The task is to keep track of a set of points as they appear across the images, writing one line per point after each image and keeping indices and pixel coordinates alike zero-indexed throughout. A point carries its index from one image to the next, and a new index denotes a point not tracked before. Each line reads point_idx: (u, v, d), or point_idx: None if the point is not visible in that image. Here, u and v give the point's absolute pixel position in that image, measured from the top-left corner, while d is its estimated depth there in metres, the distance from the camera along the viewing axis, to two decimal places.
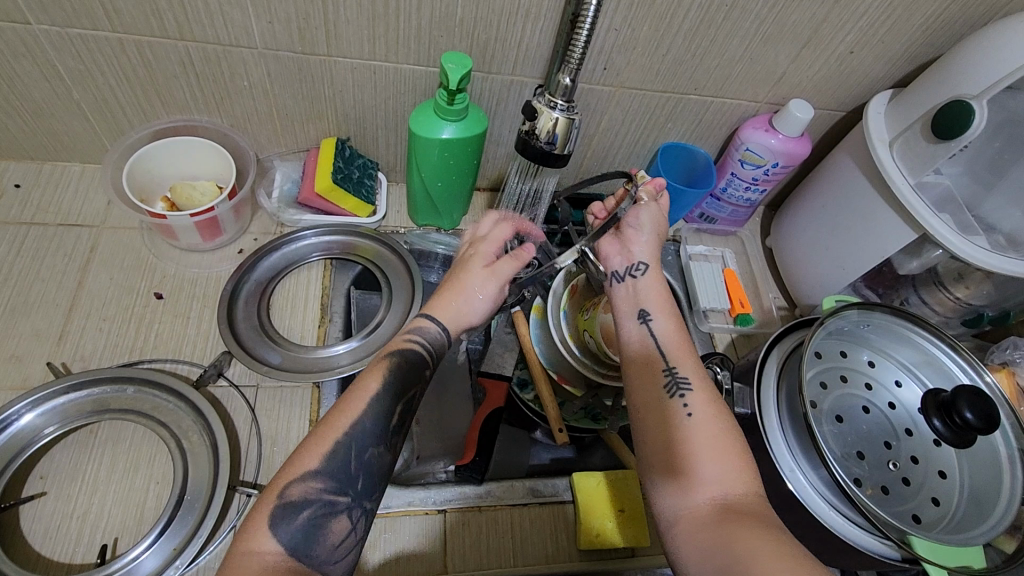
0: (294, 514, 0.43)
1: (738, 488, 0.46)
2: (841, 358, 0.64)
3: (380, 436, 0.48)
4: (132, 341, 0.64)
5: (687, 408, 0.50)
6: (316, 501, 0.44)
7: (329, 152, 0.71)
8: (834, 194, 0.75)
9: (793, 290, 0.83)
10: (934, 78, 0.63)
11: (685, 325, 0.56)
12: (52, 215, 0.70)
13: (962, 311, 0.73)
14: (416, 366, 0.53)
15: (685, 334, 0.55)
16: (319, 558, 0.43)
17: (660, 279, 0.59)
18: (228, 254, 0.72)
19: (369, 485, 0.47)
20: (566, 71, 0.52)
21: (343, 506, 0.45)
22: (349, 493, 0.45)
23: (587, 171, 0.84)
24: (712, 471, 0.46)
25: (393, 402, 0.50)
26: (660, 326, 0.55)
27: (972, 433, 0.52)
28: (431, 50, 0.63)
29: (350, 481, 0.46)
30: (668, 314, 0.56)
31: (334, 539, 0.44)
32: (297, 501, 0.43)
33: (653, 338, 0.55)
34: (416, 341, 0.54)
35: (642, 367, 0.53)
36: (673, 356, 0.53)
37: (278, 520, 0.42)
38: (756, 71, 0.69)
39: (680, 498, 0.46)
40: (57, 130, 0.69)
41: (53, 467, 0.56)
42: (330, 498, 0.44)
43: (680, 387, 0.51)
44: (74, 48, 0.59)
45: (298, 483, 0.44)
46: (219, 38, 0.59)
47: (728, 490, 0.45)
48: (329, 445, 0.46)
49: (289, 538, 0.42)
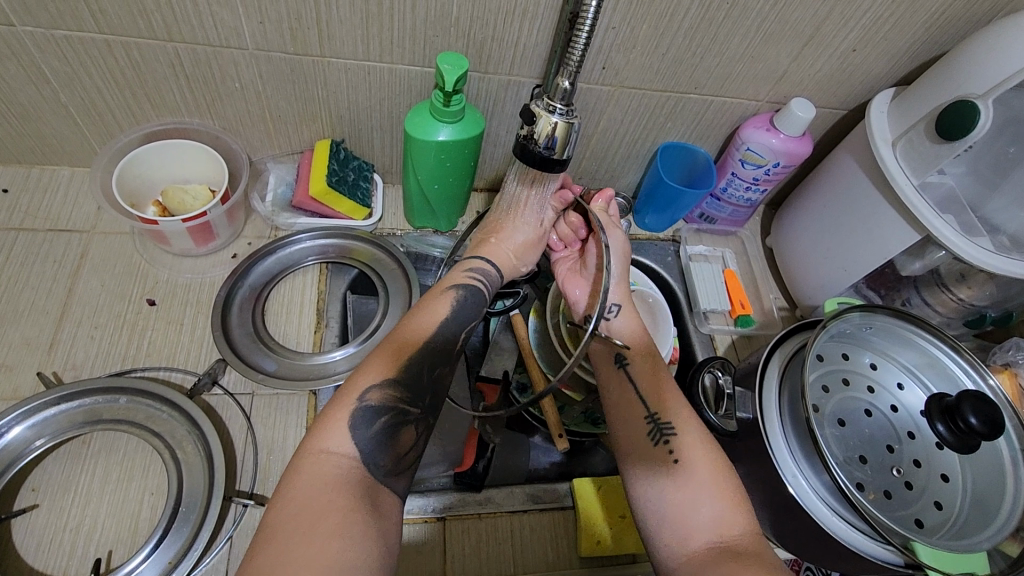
0: (372, 419, 0.46)
1: (734, 530, 0.49)
2: (842, 361, 0.63)
3: (446, 360, 0.52)
4: (124, 349, 0.63)
5: (673, 455, 0.53)
6: (393, 409, 0.47)
7: (323, 154, 0.70)
8: (836, 194, 0.74)
9: (794, 290, 0.82)
10: (938, 77, 0.62)
11: (660, 367, 0.61)
12: (41, 220, 0.69)
13: (964, 312, 0.72)
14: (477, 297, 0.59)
15: (661, 377, 0.60)
16: (385, 468, 0.46)
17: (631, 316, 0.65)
18: (222, 259, 0.71)
19: (434, 402, 0.50)
20: (565, 74, 0.51)
21: (414, 418, 0.48)
22: (419, 407, 0.49)
23: (585, 171, 0.83)
24: (709, 515, 0.50)
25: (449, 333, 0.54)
26: (637, 370, 0.60)
27: (975, 438, 0.51)
28: (427, 51, 0.61)
29: (420, 396, 0.49)
30: (643, 358, 0.61)
31: (399, 451, 0.47)
32: (376, 407, 0.47)
33: (631, 383, 0.59)
34: (476, 276, 0.61)
35: (627, 414, 0.57)
36: (655, 403, 0.57)
37: (356, 424, 0.46)
38: (757, 69, 0.68)
39: (680, 544, 0.49)
40: (45, 134, 0.67)
41: (45, 479, 0.55)
42: (404, 409, 0.48)
43: (663, 433, 0.55)
44: (60, 50, 0.57)
45: (377, 389, 0.47)
46: (209, 39, 0.58)
47: (721, 533, 0.49)
48: (402, 361, 0.50)
49: (364, 445, 0.45)
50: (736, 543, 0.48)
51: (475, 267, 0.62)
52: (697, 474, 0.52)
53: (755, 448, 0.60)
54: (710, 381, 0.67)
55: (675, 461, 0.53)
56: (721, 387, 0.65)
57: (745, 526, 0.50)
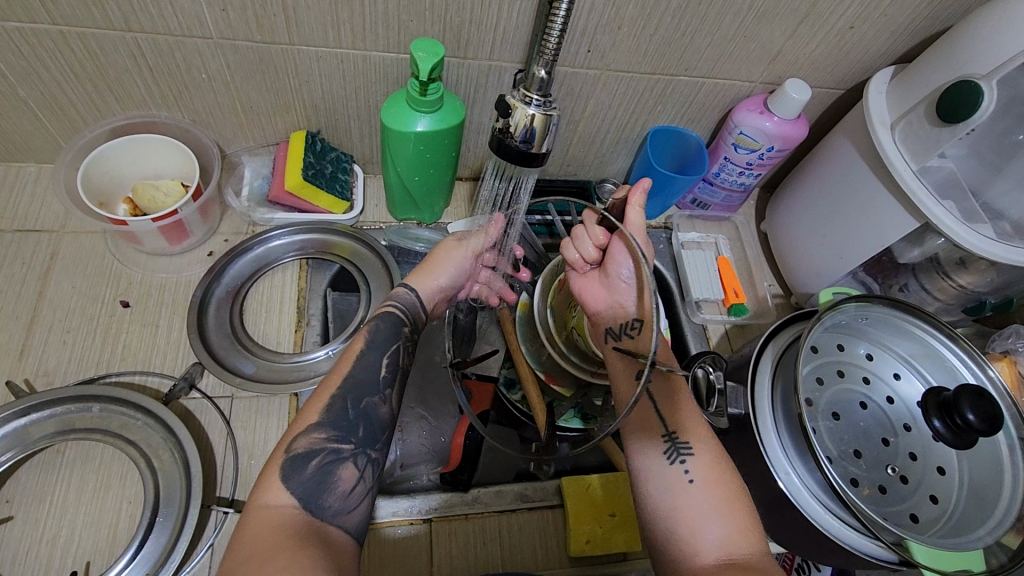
0: (304, 464, 0.46)
1: (742, 548, 0.48)
2: (838, 352, 0.61)
3: (374, 389, 0.52)
4: (98, 353, 0.61)
5: (688, 474, 0.52)
6: (323, 450, 0.47)
7: (298, 146, 0.68)
8: (833, 178, 0.71)
9: (789, 278, 0.80)
10: (942, 54, 0.59)
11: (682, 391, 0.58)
12: (8, 220, 0.67)
13: (964, 298, 0.70)
14: (395, 322, 0.57)
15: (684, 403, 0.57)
16: (331, 508, 0.45)
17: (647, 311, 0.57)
18: (198, 257, 0.69)
19: (371, 432, 0.50)
20: (541, 63, 0.48)
21: (349, 454, 0.48)
22: (353, 440, 0.49)
23: (574, 157, 0.80)
24: (710, 538, 0.49)
25: (382, 355, 0.54)
26: (655, 388, 0.57)
27: (972, 434, 0.50)
28: (401, 36, 0.58)
29: (351, 430, 0.49)
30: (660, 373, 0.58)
31: (344, 488, 0.47)
32: (306, 452, 0.47)
33: (650, 401, 0.56)
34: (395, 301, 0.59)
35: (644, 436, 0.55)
36: (674, 423, 0.55)
37: (289, 473, 0.46)
38: (750, 50, 0.65)
39: None
40: (7, 130, 0.65)
41: (19, 490, 0.54)
42: (335, 447, 0.48)
43: (681, 452, 0.53)
44: (13, 43, 0.54)
45: (305, 436, 0.48)
46: (169, 28, 0.55)
47: (728, 551, 0.48)
48: (327, 401, 0.50)
49: (301, 491, 0.45)
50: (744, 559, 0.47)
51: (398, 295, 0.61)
52: (709, 499, 0.51)
53: (748, 445, 0.58)
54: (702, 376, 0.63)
55: (689, 481, 0.52)
56: (712, 380, 0.61)
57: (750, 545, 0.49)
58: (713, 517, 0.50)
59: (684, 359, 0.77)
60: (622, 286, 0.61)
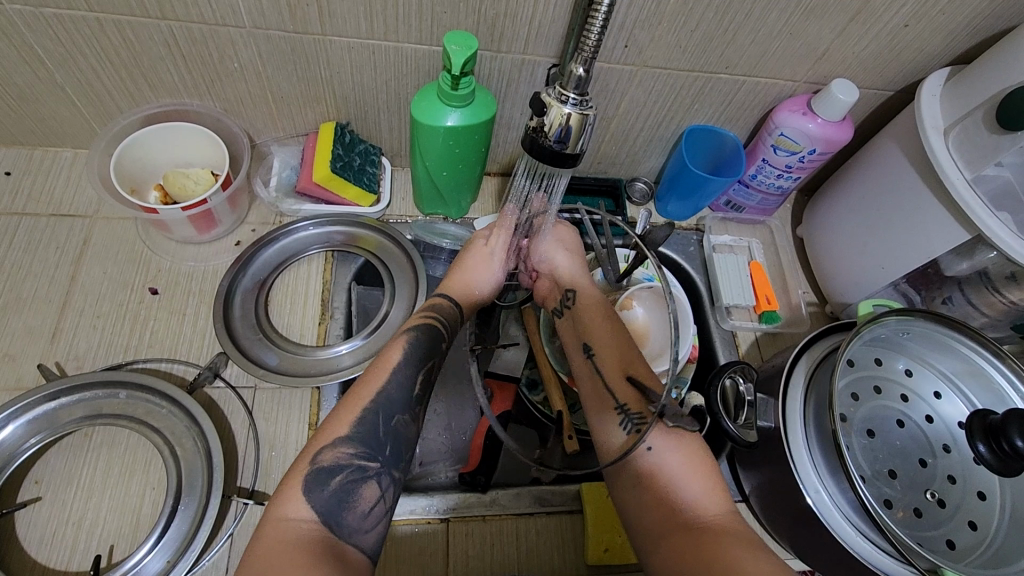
0: (327, 478, 0.45)
1: (714, 510, 0.47)
2: (875, 366, 0.58)
3: (405, 405, 0.51)
4: (126, 339, 0.62)
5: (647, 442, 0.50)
6: (348, 467, 0.46)
7: (328, 138, 0.67)
8: (878, 184, 0.68)
9: (824, 285, 0.77)
10: (1007, 54, 0.55)
11: (632, 349, 0.57)
12: (44, 205, 0.68)
13: (1014, 315, 0.65)
14: (434, 337, 0.55)
15: (632, 359, 0.56)
16: (348, 526, 0.44)
17: (593, 298, 0.62)
18: (225, 247, 0.69)
19: (396, 451, 0.49)
20: (580, 60, 0.46)
21: (374, 472, 0.47)
22: (378, 459, 0.48)
23: (605, 155, 0.78)
24: (688, 500, 0.47)
25: (416, 369, 0.52)
26: (602, 361, 0.57)
27: (1019, 463, 0.47)
28: (434, 29, 0.57)
29: (379, 447, 0.48)
30: (610, 346, 0.57)
31: (364, 508, 0.45)
32: (330, 467, 0.46)
33: (598, 374, 0.57)
34: (434, 314, 0.57)
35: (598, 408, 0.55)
36: (622, 393, 0.54)
37: (311, 486, 0.45)
38: (796, 48, 0.62)
39: (655, 539, 0.46)
40: (44, 114, 0.65)
41: (48, 472, 0.55)
42: (361, 464, 0.47)
43: (634, 423, 0.52)
44: (50, 29, 0.54)
45: (330, 449, 0.47)
46: (203, 17, 0.54)
47: (697, 512, 0.46)
48: (357, 414, 0.49)
49: (322, 505, 0.44)
50: (714, 523, 0.46)
51: (435, 305, 0.59)
52: (672, 465, 0.49)
53: (777, 461, 0.56)
54: (730, 386, 0.58)
55: (648, 448, 0.49)
56: (742, 393, 0.57)
57: (725, 508, 0.47)
58: (685, 478, 0.48)
59: (711, 366, 0.75)
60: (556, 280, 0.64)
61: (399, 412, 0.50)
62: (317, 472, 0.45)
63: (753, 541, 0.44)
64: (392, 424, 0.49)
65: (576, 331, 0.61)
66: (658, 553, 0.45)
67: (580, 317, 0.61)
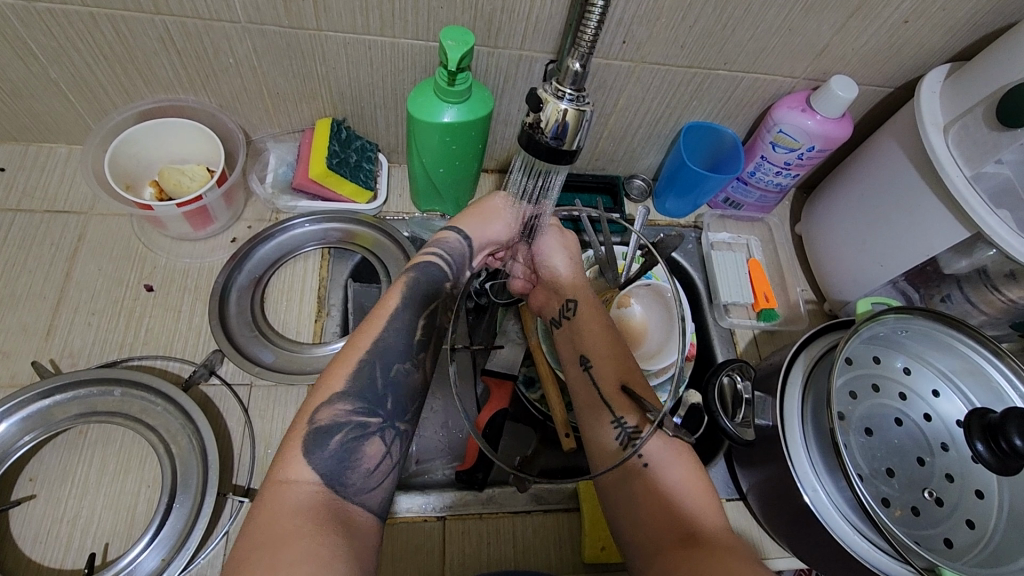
0: (327, 439, 0.45)
1: (710, 524, 0.47)
2: (873, 365, 0.58)
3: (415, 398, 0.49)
4: (121, 336, 0.62)
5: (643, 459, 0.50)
6: (348, 424, 0.46)
7: (324, 134, 0.67)
8: (877, 181, 0.68)
9: (823, 283, 0.77)
10: (1008, 51, 0.55)
11: (630, 363, 0.57)
12: (38, 201, 0.68)
13: (1013, 313, 0.65)
14: (436, 278, 0.55)
15: (629, 373, 0.56)
16: (354, 487, 0.44)
17: (591, 308, 0.62)
18: (221, 243, 0.69)
19: (399, 406, 0.48)
20: (576, 55, 0.46)
21: (375, 429, 0.46)
22: (380, 415, 0.47)
23: (603, 152, 0.78)
24: (684, 512, 0.48)
25: (416, 315, 0.52)
26: (598, 372, 0.57)
27: (1018, 461, 0.46)
28: (430, 24, 0.56)
29: (380, 402, 0.47)
30: (607, 358, 0.57)
31: (368, 466, 0.45)
32: (330, 427, 0.45)
33: (593, 386, 0.56)
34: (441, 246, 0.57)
35: (591, 416, 0.55)
36: (618, 406, 0.54)
37: (312, 447, 0.44)
38: (795, 44, 0.62)
39: (651, 548, 0.47)
40: (38, 110, 0.65)
41: (42, 469, 0.55)
42: (361, 422, 0.46)
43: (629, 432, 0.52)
44: (43, 24, 0.54)
45: (328, 409, 0.46)
46: (197, 12, 0.54)
47: (694, 525, 0.47)
48: (354, 367, 0.48)
49: (324, 467, 0.44)
50: (710, 536, 0.46)
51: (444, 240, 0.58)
52: (669, 480, 0.49)
53: (774, 459, 0.56)
54: (729, 383, 0.58)
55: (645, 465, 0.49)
56: (740, 391, 0.58)
57: (722, 522, 0.48)
58: (682, 491, 0.49)
59: (709, 364, 0.75)
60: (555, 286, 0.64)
61: (400, 361, 0.49)
62: (317, 434, 0.45)
63: (747, 555, 0.44)
64: (392, 374, 0.49)
65: (571, 339, 0.60)
66: (653, 565, 0.46)
67: (576, 326, 0.61)
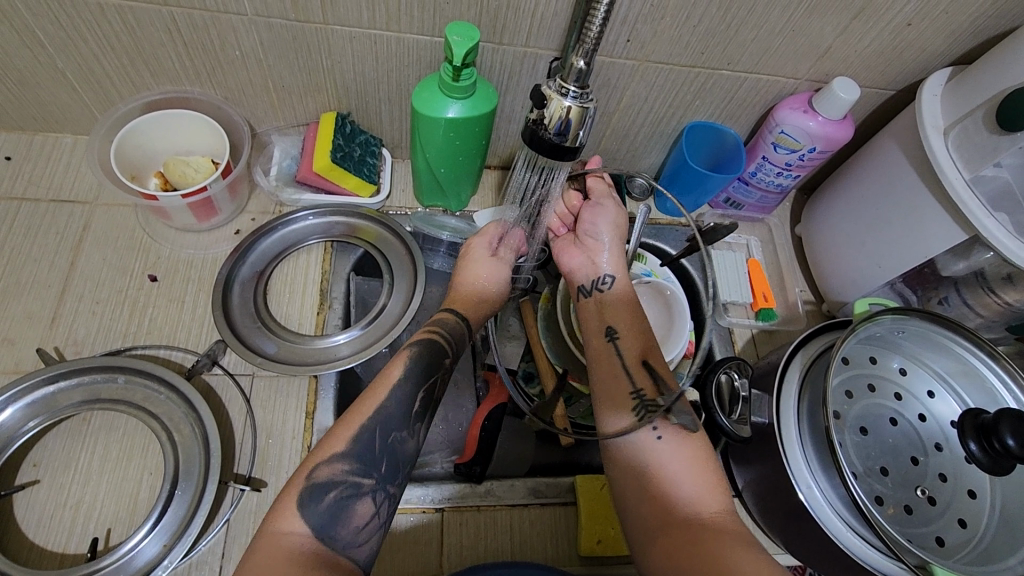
0: (321, 494, 0.45)
1: (713, 507, 0.47)
2: (870, 365, 0.58)
3: (403, 423, 0.50)
4: (126, 326, 0.63)
5: (655, 432, 0.51)
6: (343, 482, 0.46)
7: (328, 127, 0.67)
8: (877, 183, 0.68)
9: (822, 284, 0.78)
10: (1008, 56, 0.55)
11: (653, 342, 0.58)
12: (44, 189, 0.68)
13: (1009, 316, 0.65)
14: (437, 354, 0.55)
15: (651, 351, 0.56)
16: (343, 540, 0.45)
17: (625, 288, 0.62)
18: (224, 235, 0.70)
19: (393, 468, 0.49)
20: (581, 52, 0.46)
21: (368, 489, 0.47)
22: (373, 476, 0.48)
23: (606, 150, 0.79)
24: (689, 494, 0.48)
25: (416, 386, 0.52)
26: (622, 345, 0.57)
27: (1010, 461, 0.47)
28: (437, 20, 0.57)
29: (373, 464, 0.48)
30: (633, 335, 0.58)
31: (358, 522, 0.46)
32: (325, 482, 0.46)
33: (617, 356, 0.56)
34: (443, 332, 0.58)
35: (612, 388, 0.55)
36: (637, 379, 0.54)
37: None
38: (798, 45, 0.62)
39: (653, 526, 0.47)
40: (45, 100, 0.66)
41: (46, 455, 0.56)
42: (355, 481, 0.47)
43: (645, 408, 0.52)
44: (52, 14, 0.54)
45: (326, 464, 0.47)
46: (205, 4, 0.54)
47: (699, 507, 0.47)
48: (353, 430, 0.49)
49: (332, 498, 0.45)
50: (714, 520, 0.46)
51: (443, 322, 0.59)
52: (677, 458, 0.50)
53: (770, 457, 0.57)
54: (726, 380, 0.60)
55: (657, 438, 0.50)
56: (737, 388, 0.59)
57: (726, 506, 0.48)
58: (686, 473, 0.49)
59: (707, 362, 0.75)
60: (591, 245, 0.64)
61: (397, 428, 0.50)
62: (312, 488, 0.46)
63: (750, 537, 0.45)
64: (388, 440, 0.49)
65: (603, 309, 0.60)
66: (654, 547, 0.46)
67: (605, 299, 0.61)
